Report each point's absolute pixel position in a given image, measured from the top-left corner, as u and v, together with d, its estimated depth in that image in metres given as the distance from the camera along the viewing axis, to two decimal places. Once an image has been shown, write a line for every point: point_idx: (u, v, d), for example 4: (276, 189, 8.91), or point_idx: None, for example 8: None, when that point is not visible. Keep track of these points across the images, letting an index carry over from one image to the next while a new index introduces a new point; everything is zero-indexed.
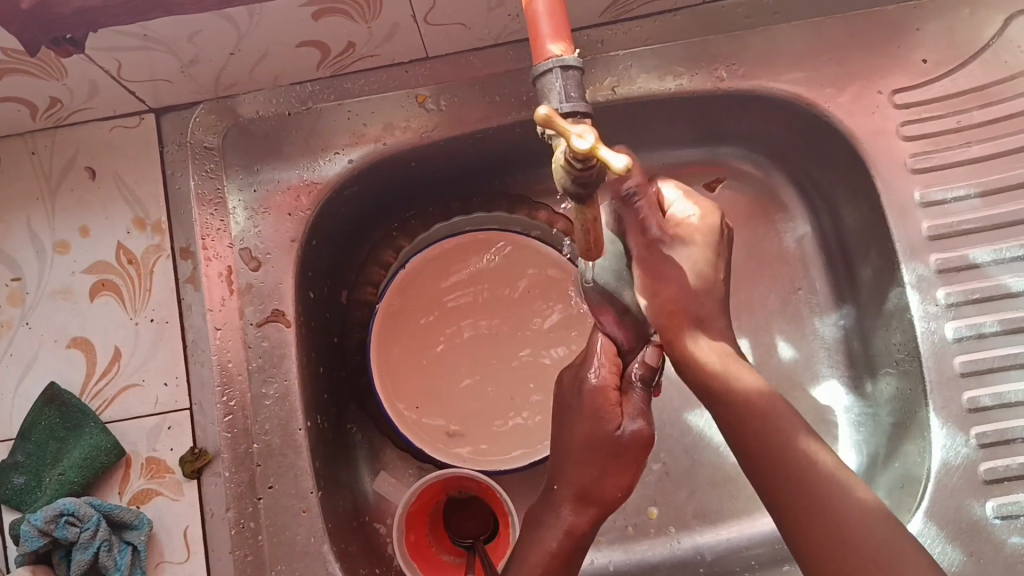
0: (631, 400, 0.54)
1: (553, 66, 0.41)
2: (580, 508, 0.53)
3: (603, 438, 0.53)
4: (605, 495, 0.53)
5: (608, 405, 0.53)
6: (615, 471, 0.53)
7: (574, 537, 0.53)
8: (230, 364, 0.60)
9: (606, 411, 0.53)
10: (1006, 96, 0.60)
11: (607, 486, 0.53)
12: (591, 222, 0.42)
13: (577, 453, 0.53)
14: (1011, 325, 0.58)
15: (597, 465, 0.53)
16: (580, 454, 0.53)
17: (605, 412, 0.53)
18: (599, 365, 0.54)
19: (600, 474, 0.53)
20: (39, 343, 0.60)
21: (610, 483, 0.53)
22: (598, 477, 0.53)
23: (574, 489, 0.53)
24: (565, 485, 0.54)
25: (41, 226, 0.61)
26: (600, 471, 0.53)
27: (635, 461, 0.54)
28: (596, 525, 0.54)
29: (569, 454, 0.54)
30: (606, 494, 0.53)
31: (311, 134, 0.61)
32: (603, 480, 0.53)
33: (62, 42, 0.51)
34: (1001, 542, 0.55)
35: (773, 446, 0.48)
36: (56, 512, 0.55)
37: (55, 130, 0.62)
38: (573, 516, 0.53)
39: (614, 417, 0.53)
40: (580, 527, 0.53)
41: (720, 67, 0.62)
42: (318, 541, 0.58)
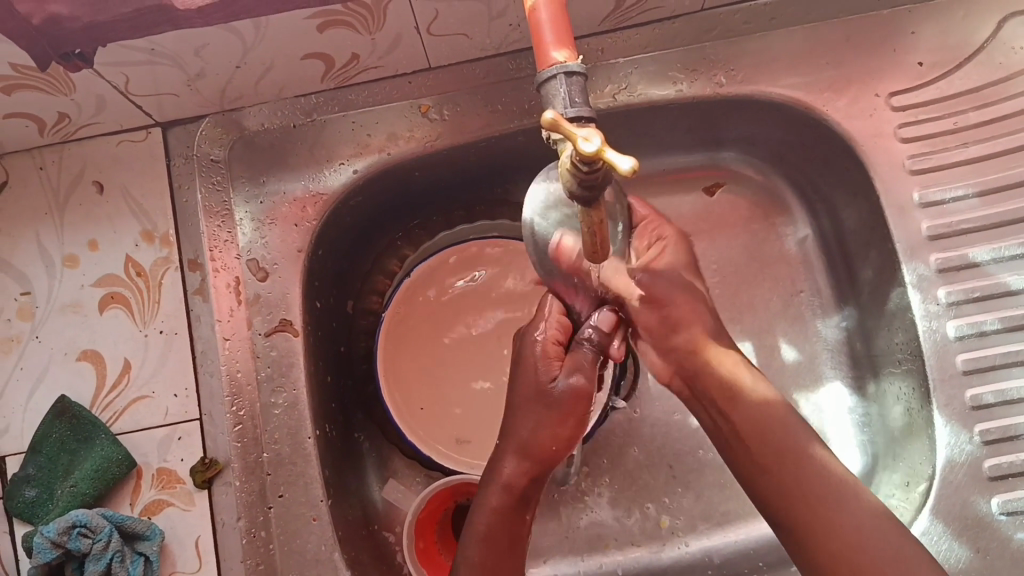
0: (575, 355, 0.56)
1: (557, 72, 0.42)
2: (520, 460, 0.56)
3: (539, 393, 0.56)
4: (542, 449, 0.56)
5: (549, 364, 0.57)
6: (548, 422, 0.56)
7: (513, 492, 0.55)
8: (239, 375, 0.60)
9: (542, 368, 0.57)
10: (1002, 96, 0.61)
11: (542, 439, 0.56)
12: (596, 224, 0.43)
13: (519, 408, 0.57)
14: (1011, 322, 0.59)
15: (531, 417, 0.56)
16: (519, 409, 0.57)
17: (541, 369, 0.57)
18: (546, 324, 0.58)
19: (537, 427, 0.56)
20: (49, 357, 0.61)
21: (544, 435, 0.56)
22: (534, 429, 0.56)
23: (515, 445, 0.56)
24: (509, 442, 0.56)
25: (50, 241, 0.62)
26: (535, 424, 0.56)
27: (568, 415, 0.56)
28: (536, 480, 0.56)
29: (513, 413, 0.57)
30: (544, 447, 0.56)
31: (316, 145, 0.62)
32: (537, 432, 0.56)
33: (70, 57, 0.52)
34: (1007, 538, 0.56)
35: (771, 444, 0.51)
36: (68, 524, 0.55)
37: (63, 146, 0.62)
38: (513, 468, 0.55)
39: (551, 371, 0.57)
40: (518, 482, 0.55)
41: (719, 72, 0.63)
42: (328, 549, 0.58)
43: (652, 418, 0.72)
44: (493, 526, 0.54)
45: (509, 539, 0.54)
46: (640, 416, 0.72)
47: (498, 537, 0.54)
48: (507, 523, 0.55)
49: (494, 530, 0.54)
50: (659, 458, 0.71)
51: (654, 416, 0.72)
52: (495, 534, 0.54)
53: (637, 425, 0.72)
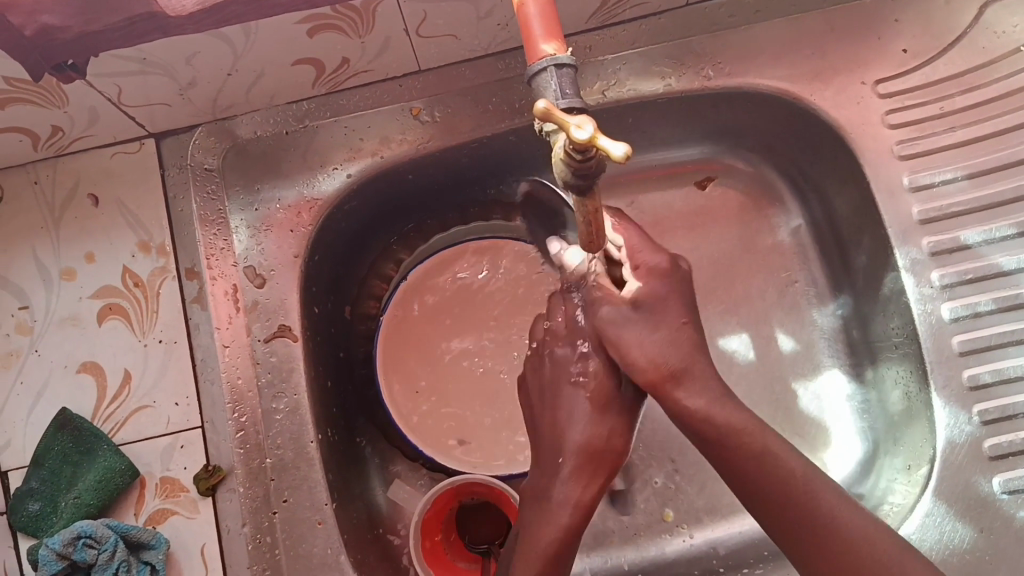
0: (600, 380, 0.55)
1: (548, 65, 0.42)
2: (568, 500, 0.54)
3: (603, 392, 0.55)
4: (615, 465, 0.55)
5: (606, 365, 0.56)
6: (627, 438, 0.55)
7: (567, 535, 0.53)
8: (240, 381, 0.60)
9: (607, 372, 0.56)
10: (986, 80, 0.62)
11: (616, 453, 0.55)
12: (592, 214, 0.44)
13: (585, 417, 0.55)
14: (1005, 302, 0.59)
15: (575, 469, 0.54)
16: (582, 415, 0.55)
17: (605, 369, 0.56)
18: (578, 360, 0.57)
19: (620, 440, 0.55)
20: (48, 370, 0.61)
21: (619, 449, 0.55)
22: (612, 444, 0.55)
23: (584, 461, 0.54)
24: (566, 456, 0.55)
25: (46, 255, 0.62)
26: (615, 437, 0.55)
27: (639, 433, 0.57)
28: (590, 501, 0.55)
29: (573, 419, 0.55)
30: (593, 482, 0.54)
31: (309, 151, 0.62)
32: (615, 447, 0.55)
33: (63, 68, 0.52)
34: (1010, 517, 0.56)
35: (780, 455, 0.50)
36: (73, 535, 0.55)
37: (57, 160, 0.62)
38: (562, 514, 0.54)
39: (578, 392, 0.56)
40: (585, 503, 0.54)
41: (706, 66, 0.63)
42: (335, 552, 0.59)
43: (652, 412, 0.72)
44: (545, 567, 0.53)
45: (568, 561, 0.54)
46: None
47: (563, 556, 0.54)
48: (571, 546, 0.54)
49: (562, 553, 0.53)
50: (660, 452, 0.71)
51: (654, 410, 0.72)
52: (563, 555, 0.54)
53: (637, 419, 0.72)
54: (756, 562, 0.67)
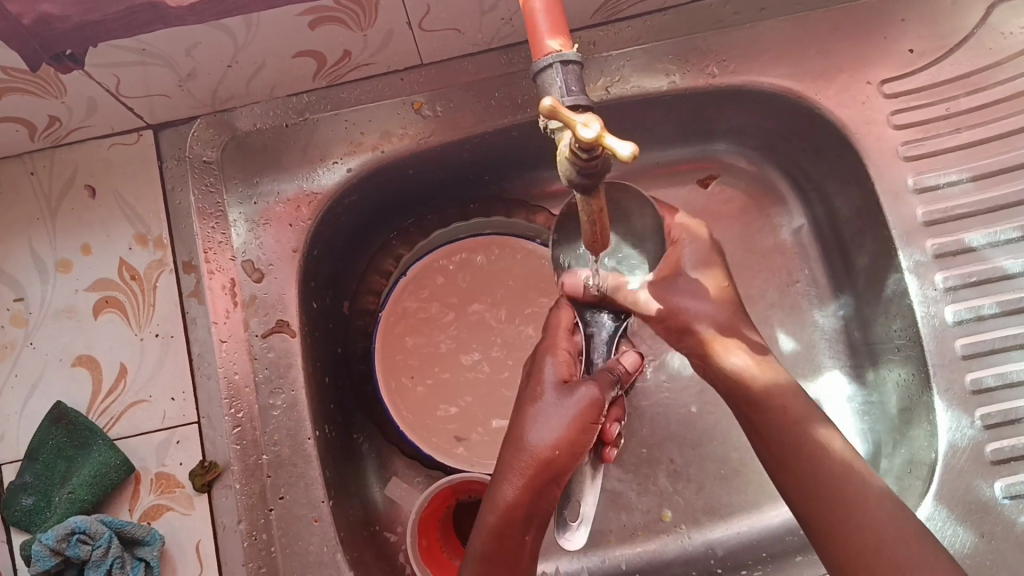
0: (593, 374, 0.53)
1: (553, 61, 0.42)
2: (500, 499, 0.52)
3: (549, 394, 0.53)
4: (548, 462, 0.51)
5: (559, 369, 0.54)
6: (563, 437, 0.51)
7: (498, 532, 0.51)
8: (236, 377, 0.60)
9: (553, 372, 0.53)
10: (992, 81, 0.61)
11: (548, 453, 0.51)
12: (597, 213, 0.43)
13: (524, 415, 0.53)
14: (1009, 306, 0.59)
15: (507, 468, 0.52)
16: (524, 415, 0.53)
17: (551, 371, 0.53)
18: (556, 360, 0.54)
19: (551, 439, 0.51)
20: (44, 362, 0.60)
21: (553, 448, 0.51)
22: (542, 443, 0.51)
23: (516, 459, 0.52)
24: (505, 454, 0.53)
25: (42, 246, 0.61)
26: (547, 436, 0.51)
27: (585, 430, 0.51)
28: (541, 500, 0.52)
29: (517, 420, 0.53)
30: (530, 481, 0.51)
31: (309, 144, 0.61)
32: (547, 446, 0.51)
33: (62, 58, 0.51)
34: (1011, 522, 0.56)
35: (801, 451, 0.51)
36: (67, 530, 0.54)
37: (53, 150, 0.62)
38: (491, 514, 0.52)
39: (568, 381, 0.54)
40: (518, 503, 0.51)
41: (710, 63, 0.63)
42: (331, 550, 0.58)
43: (651, 411, 0.72)
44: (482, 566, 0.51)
45: (507, 562, 0.51)
46: (639, 409, 0.72)
47: (498, 556, 0.51)
48: (508, 546, 0.51)
49: (493, 552, 0.51)
50: (660, 452, 0.71)
51: (654, 409, 0.72)
52: (492, 554, 0.51)
53: (636, 418, 0.71)
54: (754, 564, 0.67)
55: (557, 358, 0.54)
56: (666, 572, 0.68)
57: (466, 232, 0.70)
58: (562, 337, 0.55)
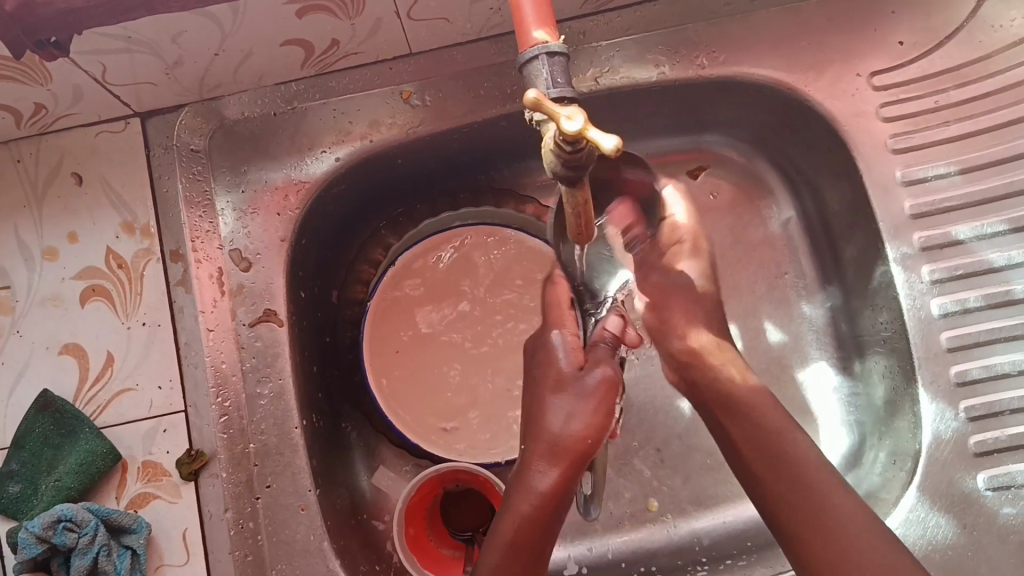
0: (598, 352, 0.56)
1: (539, 53, 0.42)
2: (533, 490, 0.51)
3: (570, 378, 0.55)
4: (583, 451, 0.52)
5: (572, 355, 0.56)
6: (592, 421, 0.52)
7: (534, 521, 0.50)
8: (223, 365, 0.60)
9: (568, 358, 0.56)
10: (982, 75, 0.61)
11: (580, 438, 0.52)
12: (582, 205, 0.43)
13: (550, 405, 0.53)
14: (995, 299, 0.59)
15: (541, 457, 0.52)
16: (549, 404, 0.53)
17: (566, 358, 0.56)
18: (565, 350, 0.57)
19: (583, 425, 0.52)
20: (31, 350, 0.60)
21: (583, 434, 0.52)
22: (573, 430, 0.52)
23: (547, 447, 0.52)
24: (535, 447, 0.52)
25: (29, 234, 0.61)
26: (577, 422, 0.52)
27: (608, 413, 0.53)
28: (571, 487, 0.52)
29: (541, 410, 0.54)
30: (566, 467, 0.51)
31: (297, 133, 0.61)
32: (578, 432, 0.52)
33: (46, 45, 0.51)
34: (993, 513, 0.56)
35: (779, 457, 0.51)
36: (53, 519, 0.54)
37: (40, 137, 0.61)
38: (525, 503, 0.51)
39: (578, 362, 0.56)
40: (554, 490, 0.51)
41: (701, 55, 0.63)
42: (317, 539, 0.58)
43: (639, 401, 0.72)
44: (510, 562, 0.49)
45: (538, 553, 0.50)
46: (627, 400, 0.72)
47: (529, 546, 0.50)
48: (541, 536, 0.50)
49: (524, 540, 0.50)
50: (646, 443, 0.71)
51: (642, 400, 0.72)
52: (525, 545, 0.50)
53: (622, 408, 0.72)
54: (740, 554, 0.67)
55: (567, 342, 0.57)
56: (652, 562, 0.68)
57: (460, 221, 0.72)
58: (567, 322, 0.59)
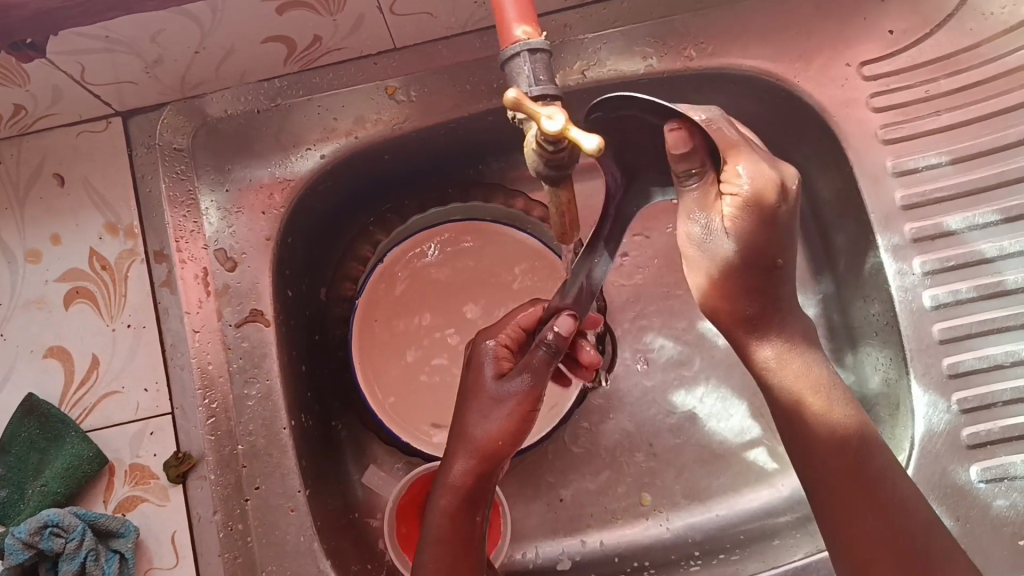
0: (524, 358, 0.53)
1: (520, 50, 0.41)
2: (449, 490, 0.52)
3: (486, 387, 0.53)
4: (492, 452, 0.52)
5: (499, 363, 0.54)
6: (504, 424, 0.52)
7: (451, 519, 0.51)
8: (210, 367, 0.59)
9: (492, 366, 0.54)
10: (973, 64, 0.61)
11: (491, 438, 0.52)
12: (566, 205, 0.42)
13: (467, 406, 0.53)
14: (987, 290, 0.59)
15: (455, 456, 0.52)
16: (469, 404, 0.53)
17: (489, 365, 0.54)
18: (493, 357, 0.55)
19: (492, 427, 0.52)
20: (15, 354, 0.59)
21: (496, 435, 0.52)
22: (483, 433, 0.52)
23: (459, 445, 0.52)
24: (453, 447, 0.53)
25: (11, 236, 0.60)
26: (488, 423, 0.52)
27: (525, 417, 0.52)
28: (488, 480, 0.53)
29: (461, 412, 0.54)
30: (477, 468, 0.52)
31: (281, 130, 0.60)
32: (489, 434, 0.52)
33: (22, 46, 0.50)
34: (987, 506, 0.56)
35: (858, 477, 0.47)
36: (40, 524, 0.54)
37: (20, 138, 0.61)
38: (443, 503, 0.52)
39: (500, 369, 0.54)
40: (467, 486, 0.52)
41: (689, 46, 0.62)
42: (308, 540, 0.58)
43: (630, 395, 0.71)
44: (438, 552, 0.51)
45: (467, 548, 0.51)
46: (618, 393, 0.71)
47: (453, 540, 0.51)
48: (463, 528, 0.51)
49: (448, 536, 0.51)
50: (639, 437, 0.71)
51: (634, 394, 0.71)
52: (450, 538, 0.51)
53: (614, 402, 0.71)
54: (733, 547, 0.67)
55: (497, 351, 0.55)
56: (646, 556, 0.68)
57: (449, 217, 0.70)
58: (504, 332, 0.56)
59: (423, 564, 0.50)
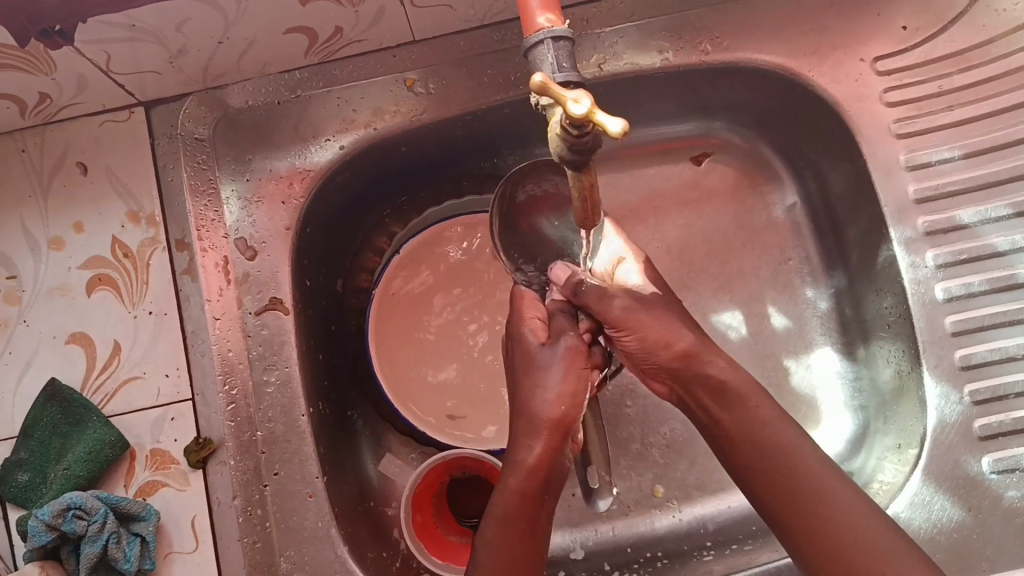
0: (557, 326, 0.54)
1: (544, 37, 0.42)
2: (522, 465, 0.50)
3: (532, 358, 0.52)
4: (560, 419, 0.50)
5: (536, 333, 0.54)
6: (561, 388, 0.51)
7: (522, 494, 0.50)
8: (230, 354, 0.60)
9: (531, 336, 0.54)
10: (986, 59, 0.61)
11: (556, 404, 0.50)
12: (587, 189, 0.43)
13: (521, 379, 0.52)
14: (1000, 283, 0.59)
15: (523, 432, 0.51)
16: (521, 380, 0.52)
17: (529, 335, 0.54)
18: (529, 329, 0.54)
19: (555, 392, 0.51)
20: (38, 341, 0.60)
21: (557, 400, 0.50)
22: (549, 399, 0.50)
23: (526, 421, 0.51)
24: (519, 423, 0.51)
25: (35, 224, 0.61)
26: (549, 389, 0.51)
27: (580, 378, 0.51)
28: (560, 455, 0.51)
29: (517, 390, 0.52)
30: (549, 438, 0.50)
31: (301, 122, 0.61)
32: (554, 399, 0.50)
33: (50, 34, 0.51)
34: (998, 496, 0.57)
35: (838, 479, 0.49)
36: (62, 506, 0.55)
37: (44, 127, 0.61)
38: (513, 479, 0.50)
39: (538, 337, 0.53)
40: (541, 461, 0.50)
41: (704, 40, 0.62)
42: (325, 525, 0.59)
43: (643, 387, 0.72)
44: (508, 531, 0.49)
45: (530, 526, 0.50)
46: (631, 385, 0.72)
47: (520, 517, 0.49)
48: (531, 504, 0.50)
49: (517, 511, 0.49)
50: (651, 430, 0.71)
51: (646, 386, 0.72)
52: (517, 518, 0.49)
53: (628, 395, 0.72)
54: (746, 538, 0.67)
55: (529, 324, 0.54)
56: (659, 547, 0.69)
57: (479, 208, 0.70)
58: (530, 310, 0.56)
59: (488, 538, 0.49)
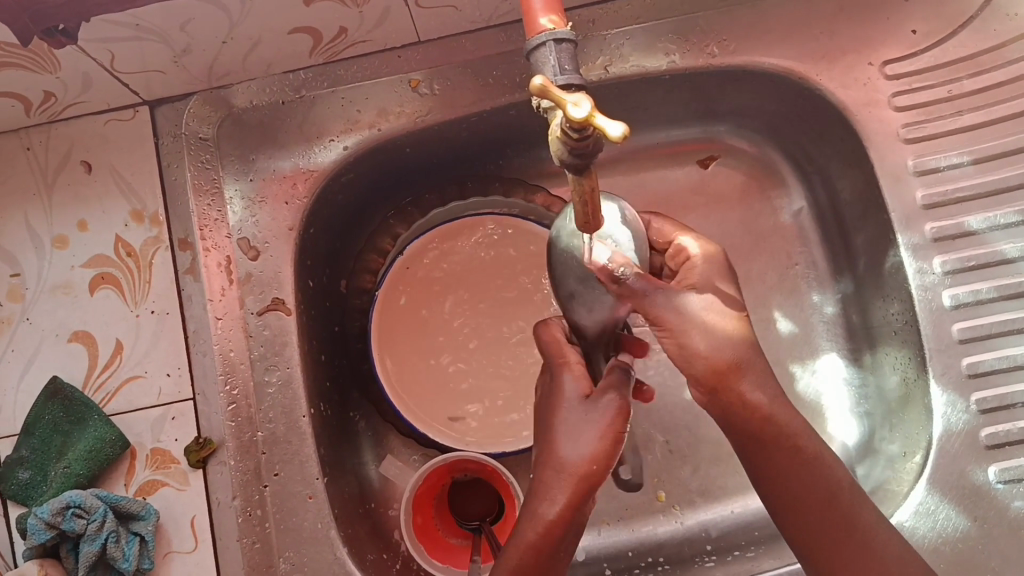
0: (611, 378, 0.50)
1: (547, 39, 0.41)
2: (545, 525, 0.47)
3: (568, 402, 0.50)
4: (587, 478, 0.47)
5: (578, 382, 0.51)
6: (592, 447, 0.47)
7: (535, 555, 0.47)
8: (232, 354, 0.60)
9: (571, 385, 0.50)
10: (996, 64, 0.60)
11: (583, 462, 0.47)
12: (589, 193, 0.43)
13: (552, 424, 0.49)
14: (1008, 291, 0.58)
15: (550, 484, 0.48)
16: (554, 423, 0.49)
17: (571, 383, 0.50)
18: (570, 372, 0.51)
19: (585, 448, 0.48)
20: (41, 338, 0.60)
21: (587, 461, 0.47)
22: (575, 455, 0.48)
23: (550, 472, 0.48)
24: (541, 468, 0.49)
25: (39, 222, 0.61)
26: (579, 444, 0.48)
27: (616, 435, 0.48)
28: (584, 512, 0.48)
29: (548, 431, 0.49)
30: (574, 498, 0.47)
31: (305, 123, 0.61)
32: (581, 456, 0.47)
33: (54, 32, 0.51)
34: (1005, 507, 0.56)
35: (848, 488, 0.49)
36: (62, 505, 0.55)
37: (49, 125, 0.62)
38: (530, 537, 0.47)
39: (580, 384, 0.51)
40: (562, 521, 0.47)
41: (711, 43, 0.62)
42: (325, 526, 0.59)
43: (647, 392, 0.72)
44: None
45: None
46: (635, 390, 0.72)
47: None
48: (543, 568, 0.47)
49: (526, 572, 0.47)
50: (654, 434, 0.71)
51: (650, 390, 0.72)
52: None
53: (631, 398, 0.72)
54: (748, 545, 0.67)
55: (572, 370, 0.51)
56: (660, 553, 0.68)
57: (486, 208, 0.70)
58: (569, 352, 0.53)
59: None
